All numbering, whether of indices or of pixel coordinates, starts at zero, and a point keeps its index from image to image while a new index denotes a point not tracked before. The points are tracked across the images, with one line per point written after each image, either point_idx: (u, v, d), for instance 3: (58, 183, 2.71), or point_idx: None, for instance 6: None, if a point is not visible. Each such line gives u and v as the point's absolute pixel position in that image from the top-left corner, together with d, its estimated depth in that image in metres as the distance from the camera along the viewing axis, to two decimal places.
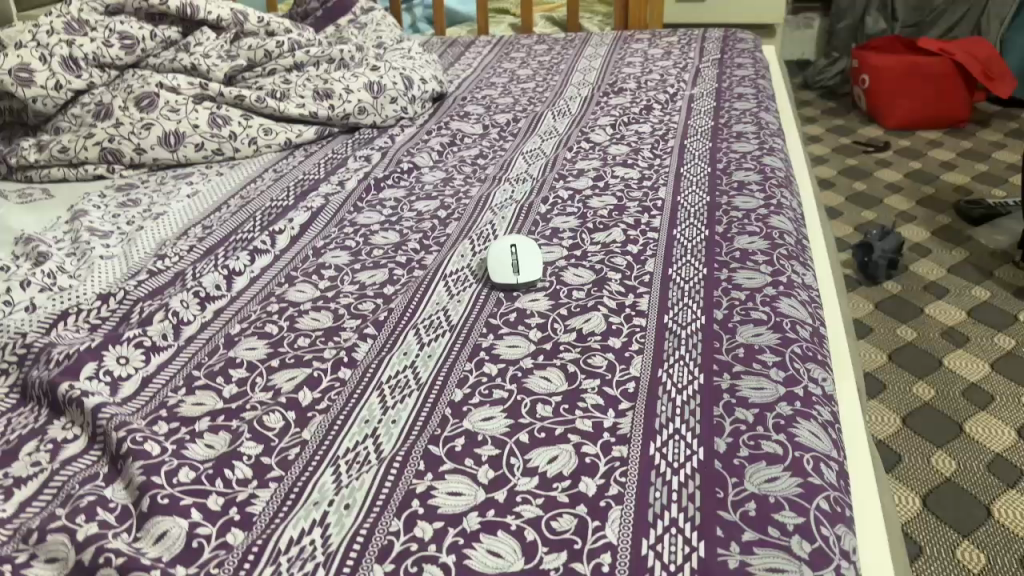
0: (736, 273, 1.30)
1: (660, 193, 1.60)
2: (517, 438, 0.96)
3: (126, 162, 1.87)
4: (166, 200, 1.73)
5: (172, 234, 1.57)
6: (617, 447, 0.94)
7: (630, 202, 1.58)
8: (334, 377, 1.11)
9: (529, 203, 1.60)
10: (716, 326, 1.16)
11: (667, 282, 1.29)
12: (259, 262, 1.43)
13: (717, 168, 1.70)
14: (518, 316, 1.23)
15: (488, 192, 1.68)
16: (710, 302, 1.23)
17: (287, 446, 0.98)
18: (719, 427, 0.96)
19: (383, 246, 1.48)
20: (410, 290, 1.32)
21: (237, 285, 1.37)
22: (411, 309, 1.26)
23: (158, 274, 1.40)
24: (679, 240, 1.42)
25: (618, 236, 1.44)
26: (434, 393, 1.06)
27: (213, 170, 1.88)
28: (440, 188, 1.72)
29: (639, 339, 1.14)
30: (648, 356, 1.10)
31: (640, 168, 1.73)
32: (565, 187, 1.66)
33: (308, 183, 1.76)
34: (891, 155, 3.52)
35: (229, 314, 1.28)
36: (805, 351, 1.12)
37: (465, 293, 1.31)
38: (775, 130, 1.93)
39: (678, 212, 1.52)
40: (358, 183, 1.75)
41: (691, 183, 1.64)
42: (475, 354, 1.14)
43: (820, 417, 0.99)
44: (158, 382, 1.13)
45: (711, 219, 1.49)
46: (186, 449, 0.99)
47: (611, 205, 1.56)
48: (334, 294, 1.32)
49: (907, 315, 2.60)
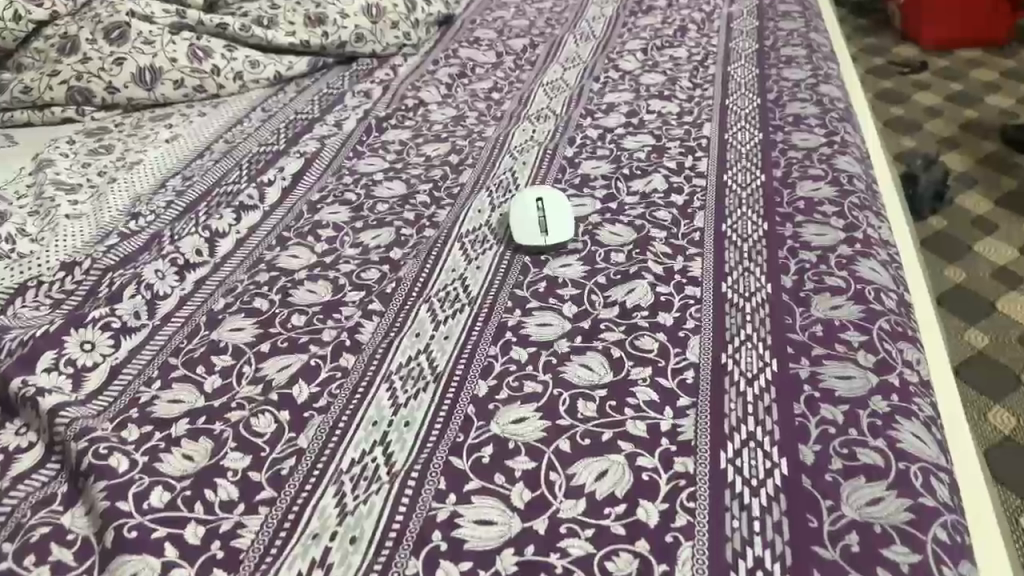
0: (803, 228, 1.11)
1: (704, 131, 1.40)
2: (557, 446, 0.80)
3: (98, 103, 1.67)
4: (141, 146, 1.54)
5: (148, 187, 1.38)
6: (679, 458, 0.77)
7: (669, 142, 1.37)
8: (333, 366, 0.93)
9: (553, 146, 1.40)
10: (786, 296, 0.98)
11: (722, 241, 1.10)
12: (246, 220, 1.25)
13: (768, 100, 1.49)
14: (548, 285, 1.05)
15: (506, 133, 1.47)
16: (775, 266, 1.04)
17: (279, 457, 0.82)
18: (803, 431, 0.80)
19: (386, 200, 1.29)
20: (420, 257, 1.13)
21: (221, 247, 1.18)
22: (422, 279, 1.08)
23: (131, 237, 1.21)
24: (730, 188, 1.22)
25: (660, 184, 1.25)
26: (454, 386, 0.89)
27: (194, 110, 1.67)
28: (450, 128, 1.52)
29: (694, 315, 0.96)
30: (707, 336, 0.93)
31: (678, 100, 1.52)
32: (593, 125, 1.46)
33: (301, 124, 1.56)
34: (929, 76, 3.25)
35: (212, 285, 1.10)
36: (895, 327, 0.94)
37: (484, 257, 1.12)
38: (828, 53, 1.70)
39: (728, 154, 1.32)
40: (357, 124, 1.55)
41: (740, 117, 1.44)
42: (500, 335, 0.97)
43: (922, 413, 0.82)
44: (128, 374, 0.96)
45: (765, 161, 1.29)
46: (160, 463, 0.82)
47: (649, 147, 1.36)
48: (331, 260, 1.14)
49: (954, 255, 2.40)
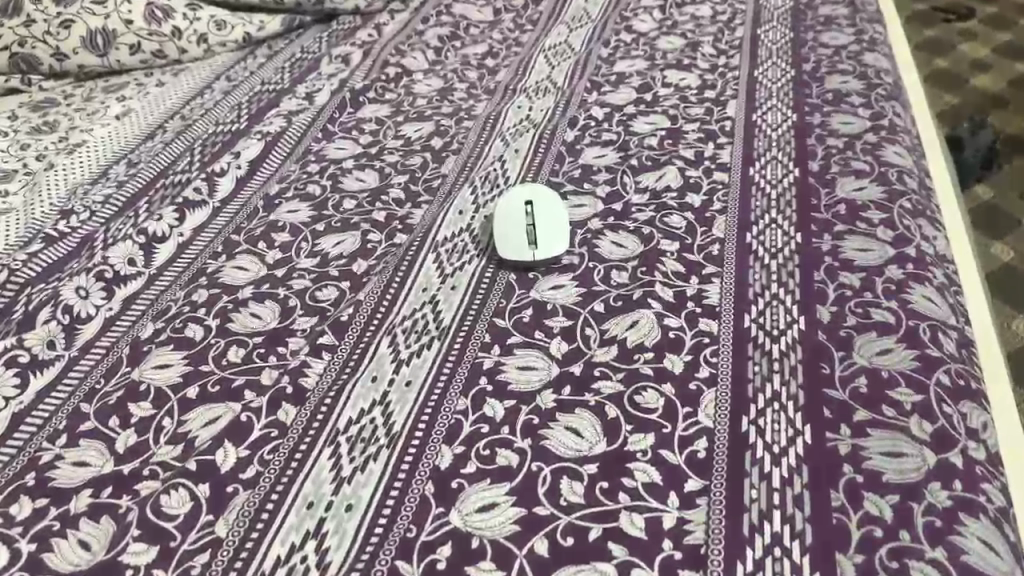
0: (843, 243, 0.94)
1: (728, 111, 1.21)
2: (532, 549, 0.65)
3: (45, 71, 1.49)
4: (88, 124, 1.36)
5: (89, 174, 1.21)
6: (684, 572, 0.63)
7: (685, 124, 1.19)
8: (269, 422, 0.78)
9: (551, 128, 1.21)
10: (822, 336, 0.82)
11: (744, 258, 0.93)
12: (192, 219, 1.08)
13: (805, 72, 1.29)
14: (535, 314, 0.88)
15: (499, 109, 1.28)
16: (810, 294, 0.87)
17: (190, 551, 0.67)
18: (841, 533, 0.65)
19: (355, 195, 1.12)
20: (387, 272, 0.96)
21: (158, 256, 1.02)
22: (387, 302, 0.91)
23: (58, 240, 1.05)
24: (757, 187, 1.04)
25: (674, 181, 1.07)
26: (412, 453, 0.73)
27: (151, 80, 1.49)
28: (436, 103, 1.33)
29: (709, 361, 0.80)
30: (725, 392, 0.76)
31: (699, 70, 1.32)
32: (599, 101, 1.26)
33: (268, 97, 1.38)
34: (978, 24, 2.96)
35: (143, 305, 0.94)
36: (956, 380, 0.77)
37: (462, 273, 0.95)
38: (873, 12, 1.48)
39: (755, 141, 1.13)
40: (331, 97, 1.36)
41: (769, 94, 1.24)
42: (472, 380, 0.80)
43: (990, 507, 0.67)
44: (30, 425, 0.80)
45: (800, 152, 1.10)
46: (48, 554, 0.68)
47: (663, 132, 1.17)
48: (283, 274, 0.97)
49: (1003, 230, 2.18)
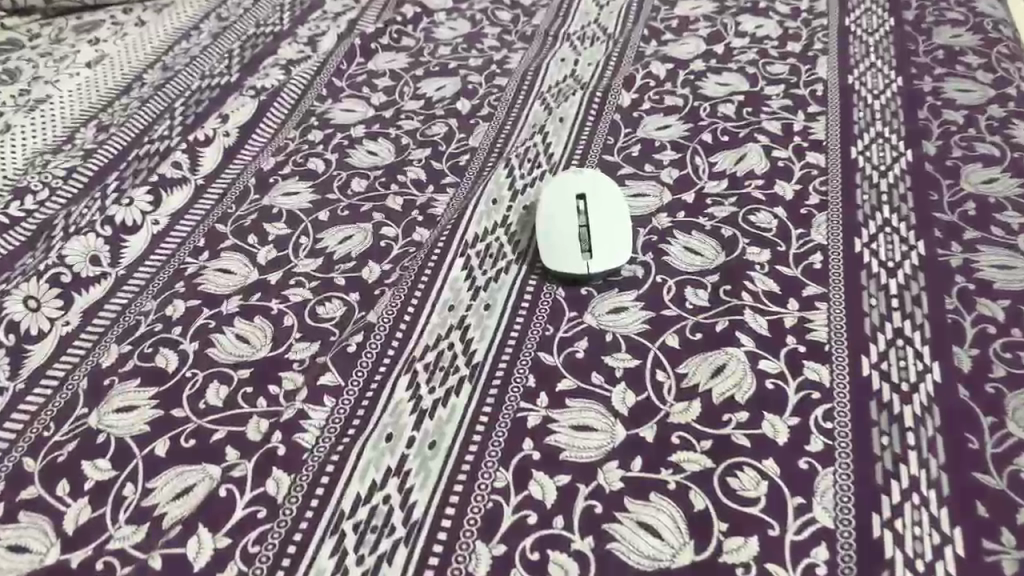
0: (978, 258, 0.75)
1: (818, 71, 0.99)
2: None
3: (5, 5, 1.27)
4: (54, 72, 1.15)
5: (50, 139, 1.01)
6: None
7: (765, 87, 0.98)
8: (257, 496, 0.61)
9: (602, 89, 1.00)
10: (964, 395, 0.64)
11: (854, 275, 0.74)
12: (169, 204, 0.90)
13: (907, 21, 1.07)
14: (591, 347, 0.70)
15: (537, 63, 1.07)
16: (942, 332, 0.69)
17: None
18: None
19: (367, 174, 0.92)
20: (404, 281, 0.78)
21: (127, 253, 0.84)
22: (405, 324, 0.73)
23: (9, 229, 0.87)
24: (862, 174, 0.84)
25: (758, 164, 0.87)
26: (439, 551, 0.57)
27: (130, 16, 1.27)
28: (463, 53, 1.12)
29: (821, 428, 0.62)
30: (845, 477, 0.59)
31: (778, 17, 1.10)
32: (659, 54, 1.05)
33: (263, 42, 1.17)
34: None
35: (106, 319, 0.77)
36: None
37: (498, 286, 0.77)
38: None
39: (853, 112, 0.93)
40: (339, 43, 1.15)
41: (867, 49, 1.03)
42: (514, 444, 0.63)
43: None
44: None
45: (911, 128, 0.90)
46: None
47: (740, 97, 0.96)
48: (277, 281, 0.80)
49: None
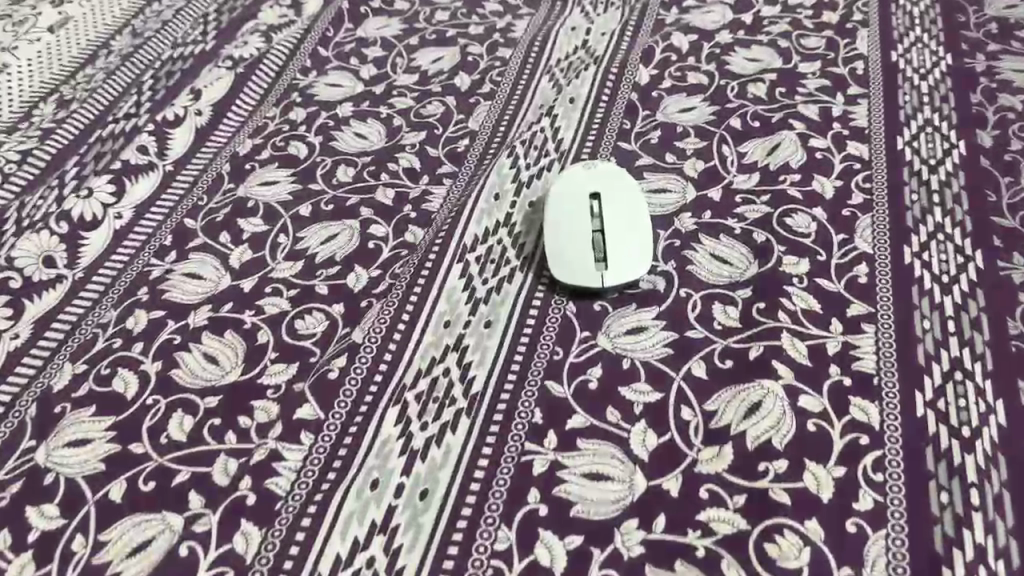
0: None
1: (858, 46, 0.89)
2: None
3: None
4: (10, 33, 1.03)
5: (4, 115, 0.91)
6: None
7: (800, 64, 0.88)
8: (223, 554, 0.53)
9: (617, 63, 0.90)
10: None
11: (904, 291, 0.65)
12: (134, 195, 0.81)
13: None
14: (606, 376, 0.61)
15: (545, 32, 0.97)
16: (1006, 362, 0.60)
17: None
18: None
19: (354, 160, 0.83)
20: (394, 291, 0.69)
21: (85, 253, 0.75)
22: (395, 343, 0.64)
23: None
24: (910, 168, 0.75)
25: (793, 156, 0.77)
26: None
27: None
28: (462, 19, 1.01)
29: (871, 480, 0.54)
30: (899, 544, 0.51)
31: None
32: (679, 23, 0.95)
33: (243, 4, 1.06)
34: None
35: (59, 332, 0.68)
36: None
37: (500, 298, 0.68)
38: None
39: (899, 95, 0.83)
40: (325, 6, 1.04)
41: (913, 19, 0.92)
42: (517, 496, 0.55)
43: None
44: None
45: (964, 114, 0.80)
46: None
47: (771, 75, 0.86)
48: (251, 288, 0.71)
49: None
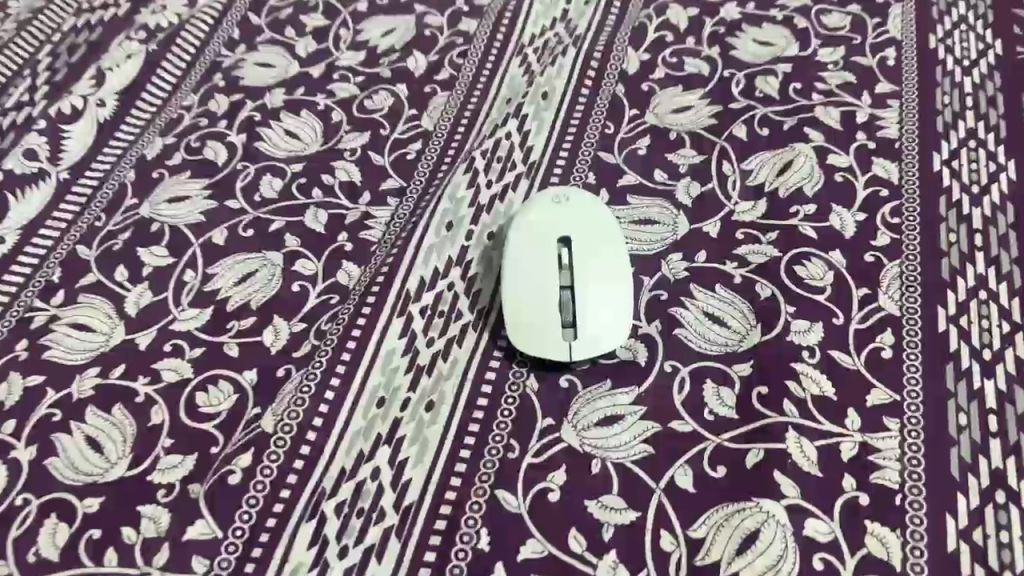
0: None
1: (890, 28, 0.74)
2: None
3: None
4: None
5: None
6: None
7: (819, 50, 0.73)
8: None
9: (601, 45, 0.75)
10: None
11: (936, 374, 0.53)
12: (18, 212, 0.67)
13: None
14: (570, 485, 0.50)
15: None
16: None
17: None
18: None
19: (283, 168, 0.69)
20: (319, 355, 0.57)
21: None
22: (314, 432, 0.53)
23: None
24: (947, 199, 0.62)
25: (807, 177, 0.64)
26: None
27: None
28: None
29: None
30: None
31: None
32: None
33: None
34: None
35: None
36: None
37: (447, 367, 0.56)
38: None
39: (937, 96, 0.69)
40: None
41: None
42: None
43: None
44: None
45: (1014, 126, 0.67)
46: None
47: (784, 65, 0.72)
48: (148, 345, 0.59)
49: None
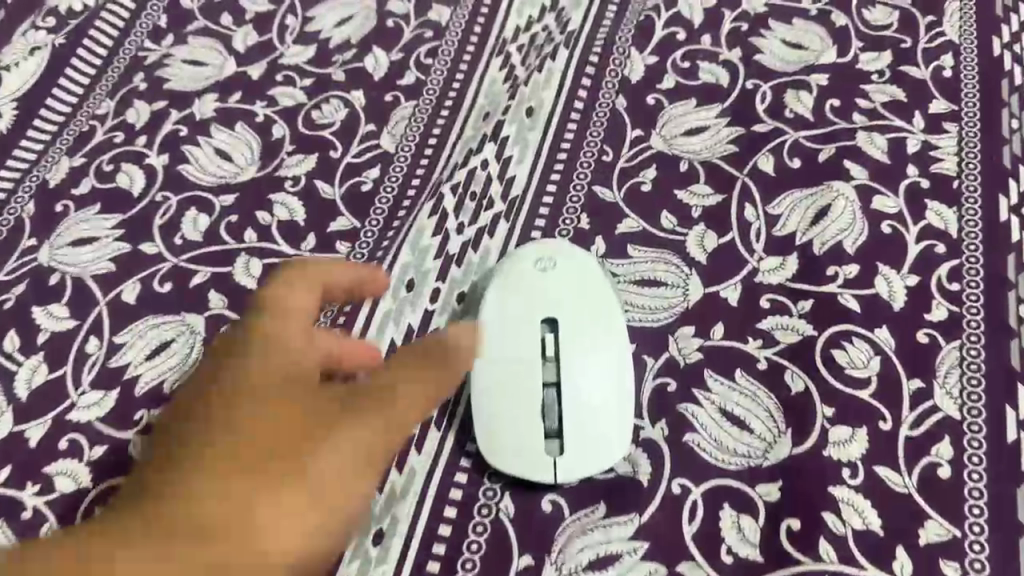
0: None
1: (946, 28, 0.62)
2: None
3: None
4: None
5: None
6: None
7: (860, 57, 0.61)
8: None
9: (600, 42, 0.62)
10: None
11: (1003, 502, 0.44)
12: None
13: None
14: None
15: None
16: None
17: None
18: None
19: (213, 201, 0.57)
20: None
21: None
22: None
23: None
24: (1018, 259, 0.51)
25: (849, 227, 0.53)
26: None
27: None
28: None
29: None
30: None
31: None
32: None
33: None
34: None
35: None
36: None
37: (402, 481, 0.45)
38: None
39: (1003, 119, 0.57)
40: None
41: None
42: None
43: None
44: None
45: None
46: None
47: (819, 76, 0.60)
48: (41, 442, 0.48)
49: None
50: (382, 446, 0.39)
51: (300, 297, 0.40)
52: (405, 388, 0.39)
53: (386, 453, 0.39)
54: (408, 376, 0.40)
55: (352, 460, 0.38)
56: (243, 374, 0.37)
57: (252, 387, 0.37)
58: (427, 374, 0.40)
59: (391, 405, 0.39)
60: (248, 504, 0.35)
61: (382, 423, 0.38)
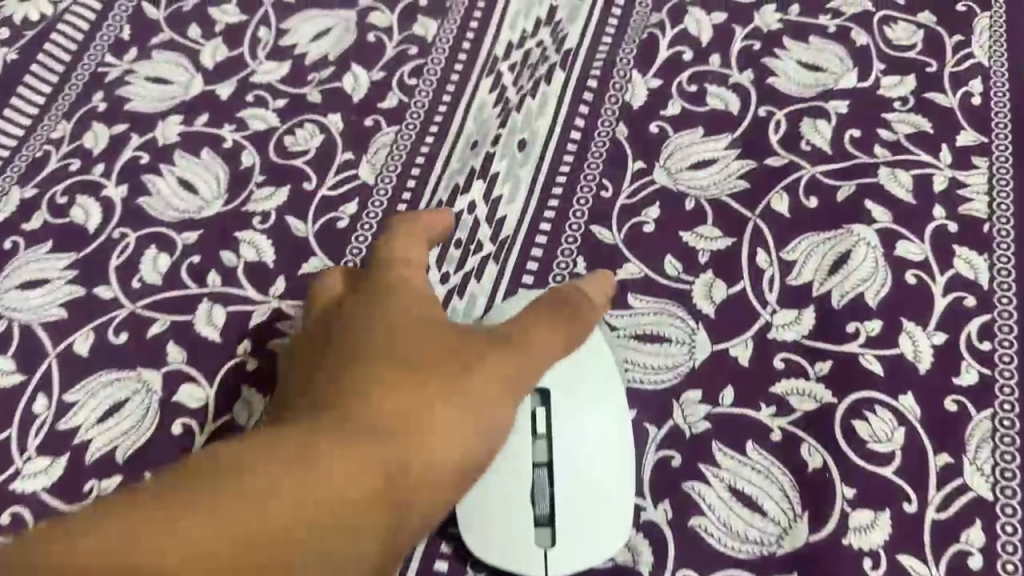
0: None
1: (976, 49, 0.56)
2: None
3: None
4: None
5: None
6: None
7: (881, 81, 0.55)
8: None
9: (600, 63, 0.57)
10: None
11: None
12: None
13: None
14: None
15: None
16: None
17: None
18: None
19: (175, 239, 0.52)
20: None
21: None
22: None
23: None
24: None
25: (870, 277, 0.48)
26: None
27: None
28: None
29: None
30: None
31: None
32: None
33: None
34: None
35: None
36: None
37: None
38: None
39: None
40: None
41: None
42: None
43: None
44: None
45: None
46: None
47: (839, 102, 0.55)
48: None
49: None
50: (514, 383, 0.36)
51: (419, 251, 0.40)
52: (539, 339, 0.38)
53: (524, 381, 0.37)
54: (550, 327, 0.39)
55: (498, 380, 0.36)
56: (389, 307, 0.37)
57: (396, 320, 0.36)
58: (562, 321, 0.40)
59: (530, 357, 0.38)
60: (404, 416, 0.32)
61: (520, 361, 0.37)
